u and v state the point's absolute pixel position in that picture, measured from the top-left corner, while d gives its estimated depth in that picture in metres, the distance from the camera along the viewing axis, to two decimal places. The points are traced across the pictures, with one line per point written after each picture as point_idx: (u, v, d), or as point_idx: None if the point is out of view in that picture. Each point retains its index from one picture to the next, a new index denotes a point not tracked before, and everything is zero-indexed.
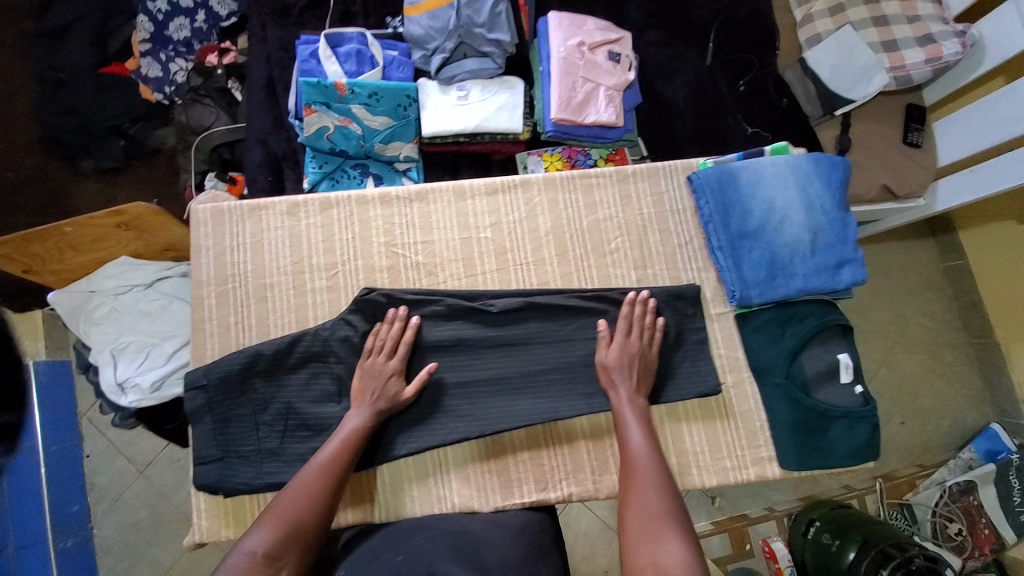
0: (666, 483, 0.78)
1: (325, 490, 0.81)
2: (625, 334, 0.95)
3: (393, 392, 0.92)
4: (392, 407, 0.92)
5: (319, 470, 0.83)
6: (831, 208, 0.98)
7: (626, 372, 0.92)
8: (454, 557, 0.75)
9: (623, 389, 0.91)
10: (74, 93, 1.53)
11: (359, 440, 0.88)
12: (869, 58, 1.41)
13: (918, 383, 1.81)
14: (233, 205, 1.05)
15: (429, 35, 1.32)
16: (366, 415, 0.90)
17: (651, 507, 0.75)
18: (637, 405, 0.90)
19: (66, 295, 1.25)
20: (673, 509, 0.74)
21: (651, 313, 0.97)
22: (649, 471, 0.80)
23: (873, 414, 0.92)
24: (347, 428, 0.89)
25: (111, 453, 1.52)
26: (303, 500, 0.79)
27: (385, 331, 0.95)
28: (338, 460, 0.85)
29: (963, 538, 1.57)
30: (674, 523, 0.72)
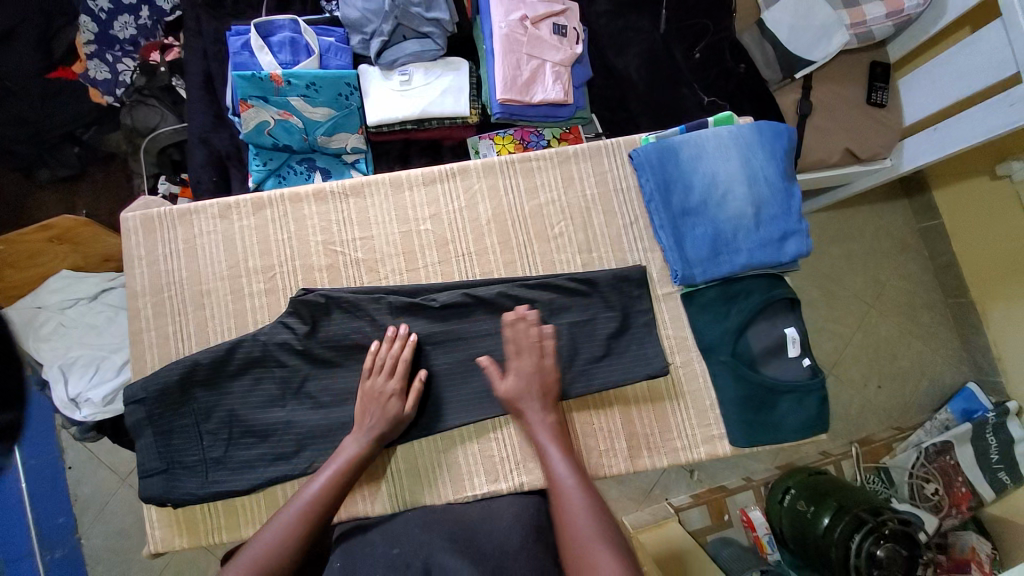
0: (597, 501, 0.80)
1: (305, 530, 0.80)
2: (518, 356, 0.92)
3: (395, 413, 0.90)
4: (393, 429, 0.91)
5: (306, 506, 0.82)
6: (774, 178, 0.98)
7: (530, 395, 0.90)
8: (450, 545, 0.79)
9: (532, 410, 0.90)
10: (21, 101, 1.43)
11: (355, 468, 0.87)
12: (827, 17, 1.35)
13: (895, 346, 1.75)
14: (163, 210, 1.02)
15: (366, 18, 1.25)
16: (365, 443, 0.89)
17: (585, 529, 0.77)
18: (548, 424, 0.89)
19: (17, 312, 1.23)
20: (607, 529, 0.77)
21: (536, 326, 0.93)
22: (575, 491, 0.81)
23: (821, 385, 0.95)
24: (345, 455, 0.88)
25: (92, 463, 1.45)
26: (283, 544, 0.78)
27: (384, 350, 0.93)
28: (329, 494, 0.84)
29: (939, 498, 1.50)
30: (608, 543, 0.75)
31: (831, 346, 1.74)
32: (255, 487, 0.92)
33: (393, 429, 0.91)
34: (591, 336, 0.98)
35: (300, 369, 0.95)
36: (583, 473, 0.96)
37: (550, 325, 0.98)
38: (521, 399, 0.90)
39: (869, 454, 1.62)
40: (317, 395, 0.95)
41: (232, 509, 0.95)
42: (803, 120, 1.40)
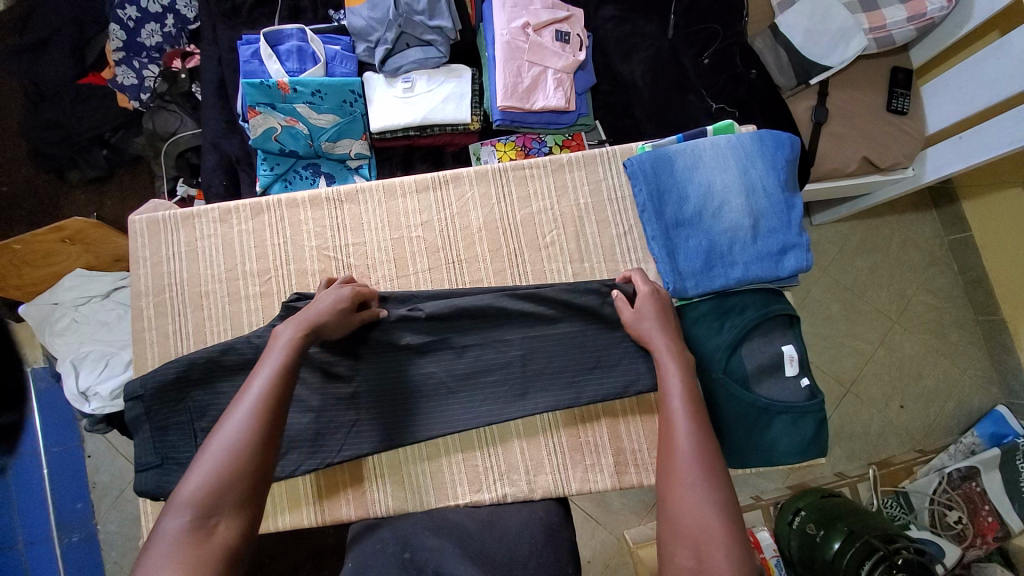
0: (711, 445, 0.73)
1: (258, 431, 0.70)
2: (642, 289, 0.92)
3: (335, 304, 0.85)
4: (331, 320, 0.84)
5: (255, 407, 0.71)
6: (773, 189, 0.98)
7: (660, 328, 0.88)
8: (459, 551, 0.80)
9: (661, 340, 0.86)
10: (55, 106, 1.51)
11: (294, 358, 0.78)
12: (845, 21, 1.29)
13: (919, 364, 1.65)
14: (168, 214, 1.06)
15: (371, 26, 1.27)
16: (298, 333, 0.80)
17: (690, 466, 0.70)
18: (677, 356, 0.84)
19: (34, 308, 1.30)
20: (715, 473, 0.70)
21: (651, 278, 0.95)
22: (684, 427, 0.74)
23: (818, 408, 0.93)
24: (280, 347, 0.78)
25: (111, 451, 1.50)
26: (234, 450, 0.68)
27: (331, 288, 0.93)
28: (276, 389, 0.74)
29: (963, 527, 1.40)
30: (713, 488, 0.68)
31: (852, 363, 1.63)
32: None
33: (326, 320, 0.83)
34: (584, 347, 0.97)
35: None
36: (568, 486, 0.97)
37: (537, 333, 0.97)
38: (645, 325, 0.89)
39: (887, 478, 1.52)
40: None
41: None
42: (819, 126, 1.33)
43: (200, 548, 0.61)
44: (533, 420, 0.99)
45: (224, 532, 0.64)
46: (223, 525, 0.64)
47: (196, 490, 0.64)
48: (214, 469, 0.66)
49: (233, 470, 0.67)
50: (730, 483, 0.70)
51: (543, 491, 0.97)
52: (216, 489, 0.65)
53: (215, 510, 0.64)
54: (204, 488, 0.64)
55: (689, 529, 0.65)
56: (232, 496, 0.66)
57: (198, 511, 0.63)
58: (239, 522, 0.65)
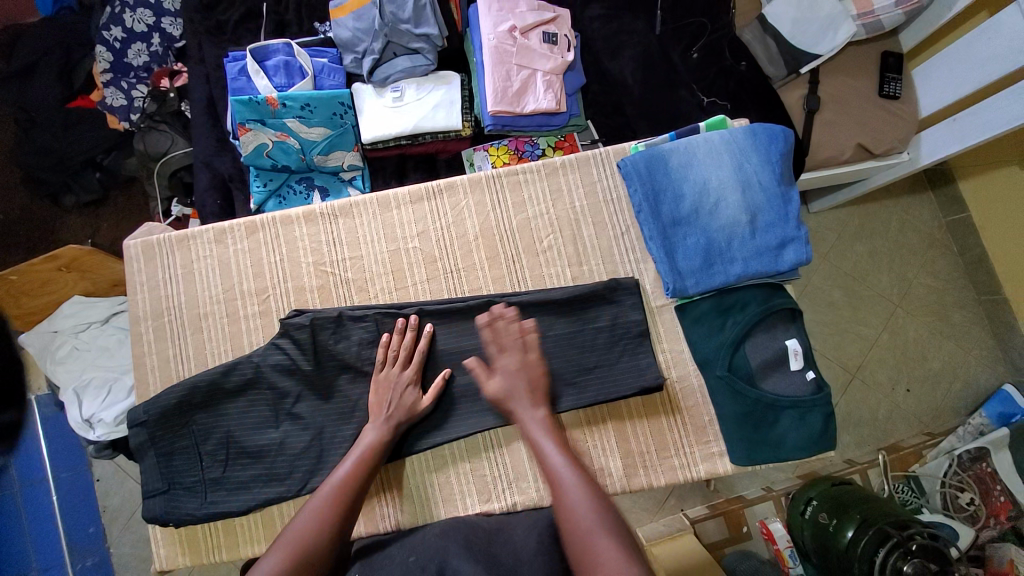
0: (596, 489, 0.75)
1: (334, 518, 0.79)
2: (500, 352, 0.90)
3: (410, 402, 0.92)
4: (411, 420, 0.92)
5: (334, 494, 0.82)
6: (769, 183, 0.97)
7: (518, 389, 0.87)
8: (467, 551, 0.81)
9: (524, 406, 0.86)
10: (45, 131, 1.50)
11: (376, 457, 0.88)
12: (832, 8, 1.28)
13: (924, 348, 1.65)
14: (162, 236, 1.05)
15: (358, 37, 1.26)
16: (383, 431, 0.89)
17: (585, 515, 0.72)
18: (539, 416, 0.85)
19: (36, 336, 1.30)
20: (605, 511, 0.73)
21: (515, 322, 0.92)
22: (569, 483, 0.76)
23: (825, 401, 0.92)
24: (364, 444, 0.88)
25: (119, 475, 1.49)
26: (313, 532, 0.76)
27: (396, 342, 0.94)
28: (354, 481, 0.84)
29: (976, 508, 1.38)
30: (609, 527, 0.71)
31: (856, 350, 1.62)
32: (250, 507, 0.93)
33: (410, 420, 0.92)
34: (586, 348, 0.96)
35: (296, 390, 0.96)
36: None
37: (537, 339, 0.97)
38: (512, 398, 0.87)
39: (897, 462, 1.52)
40: (308, 415, 0.96)
41: (231, 528, 0.97)
42: (811, 115, 1.32)
43: None
44: None
45: None
46: None
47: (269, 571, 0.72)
48: (289, 549, 0.74)
49: (313, 549, 0.75)
50: (621, 515, 0.73)
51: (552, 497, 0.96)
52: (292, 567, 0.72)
53: None
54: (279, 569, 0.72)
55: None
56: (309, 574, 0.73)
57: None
58: None
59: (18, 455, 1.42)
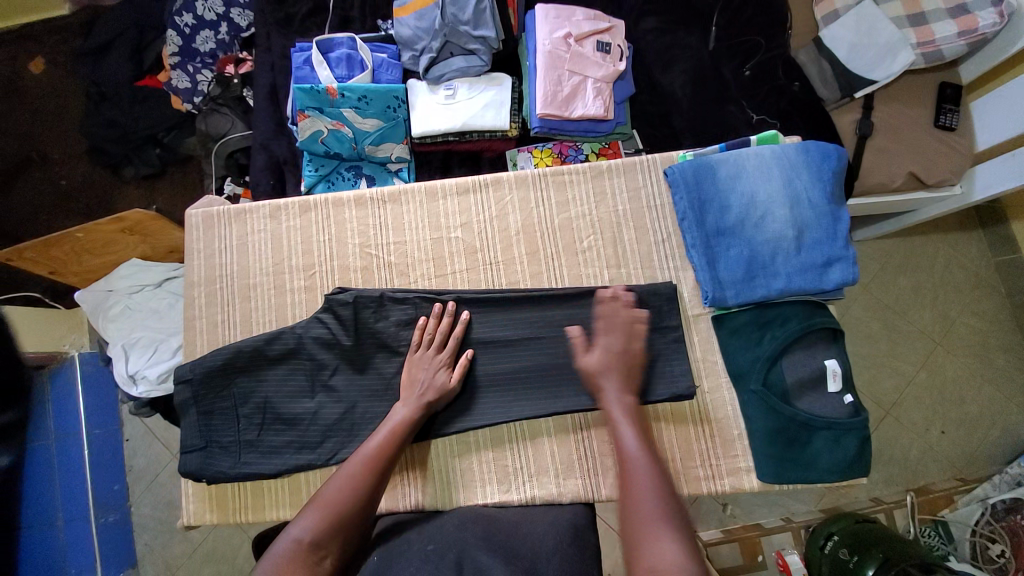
0: (664, 479, 0.76)
1: (366, 484, 0.82)
2: (606, 332, 0.92)
3: (442, 383, 0.93)
4: (441, 399, 0.93)
5: (363, 464, 0.84)
6: (818, 201, 0.97)
7: (612, 372, 0.88)
8: (486, 545, 0.81)
9: (609, 388, 0.87)
10: (115, 106, 1.61)
11: (407, 431, 0.89)
12: (891, 35, 1.27)
13: (962, 389, 1.58)
14: (222, 208, 1.11)
15: (418, 35, 1.30)
16: (413, 409, 0.91)
17: (650, 504, 0.72)
18: (626, 402, 0.86)
19: (90, 294, 1.37)
20: (670, 506, 0.73)
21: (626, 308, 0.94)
22: (641, 466, 0.77)
23: (861, 425, 0.90)
24: (395, 420, 0.90)
25: (148, 437, 1.58)
26: (347, 495, 0.80)
27: (432, 326, 0.97)
28: (387, 452, 0.86)
29: (1006, 561, 1.29)
30: (669, 522, 0.71)
31: (891, 385, 1.58)
32: (281, 471, 0.96)
33: (439, 400, 0.93)
34: None
35: (333, 364, 0.99)
36: (598, 492, 0.96)
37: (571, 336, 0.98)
38: (602, 376, 0.88)
39: (926, 505, 1.47)
40: (342, 390, 0.99)
41: (259, 491, 1.01)
42: (862, 141, 1.30)
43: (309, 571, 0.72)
44: (563, 422, 0.99)
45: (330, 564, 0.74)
46: (329, 558, 0.74)
47: (307, 532, 0.75)
48: (326, 508, 0.77)
49: (347, 510, 0.78)
50: (683, 514, 0.73)
51: (572, 495, 0.97)
52: (330, 525, 0.76)
53: (325, 545, 0.75)
54: (316, 529, 0.75)
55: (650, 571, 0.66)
56: (340, 532, 0.77)
57: (313, 539, 0.74)
58: (340, 555, 0.76)
59: (52, 408, 1.39)
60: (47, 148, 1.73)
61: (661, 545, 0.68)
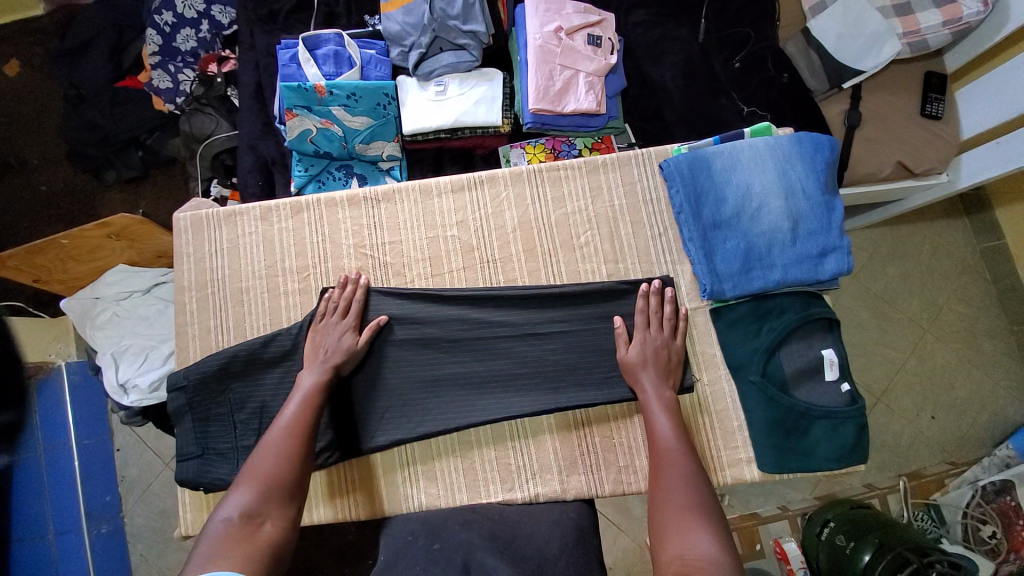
0: (698, 473, 0.81)
1: (293, 449, 0.82)
2: (645, 327, 0.95)
3: (346, 345, 0.94)
4: (350, 361, 0.94)
5: (286, 431, 0.84)
6: (812, 191, 0.97)
7: (649, 365, 0.92)
8: (492, 545, 0.83)
9: (647, 382, 0.91)
10: (94, 108, 1.57)
11: (322, 396, 0.90)
12: (878, 25, 1.28)
13: (951, 374, 1.61)
14: (212, 211, 1.09)
15: (406, 31, 1.29)
16: (322, 373, 0.91)
17: (681, 499, 0.77)
18: (665, 395, 0.90)
19: (77, 302, 1.34)
20: (702, 500, 0.77)
21: (670, 303, 0.97)
22: (678, 461, 0.82)
23: (859, 414, 0.92)
24: (305, 387, 0.89)
25: (139, 445, 1.55)
26: (275, 462, 0.80)
27: (337, 294, 0.99)
28: (305, 418, 0.86)
29: (997, 542, 1.33)
30: (703, 518, 0.75)
31: (882, 372, 1.60)
32: None
33: (349, 361, 0.94)
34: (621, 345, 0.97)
35: None
36: (601, 488, 0.97)
37: (570, 332, 0.99)
38: (638, 370, 0.92)
39: (918, 490, 1.49)
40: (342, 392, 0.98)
41: None
42: (852, 131, 1.31)
43: (249, 541, 0.71)
44: (566, 418, 0.99)
45: (269, 529, 0.74)
46: (269, 522, 0.75)
47: (238, 505, 0.74)
48: (253, 479, 0.78)
49: (277, 473, 0.79)
50: (716, 509, 0.77)
51: (575, 492, 0.96)
52: (260, 494, 0.76)
53: (262, 512, 0.75)
54: (246, 500, 0.75)
55: (677, 555, 0.71)
56: (276, 498, 0.77)
57: (245, 511, 0.74)
58: (282, 522, 0.76)
59: (41, 418, 1.35)
60: (25, 153, 1.68)
61: (691, 534, 0.73)
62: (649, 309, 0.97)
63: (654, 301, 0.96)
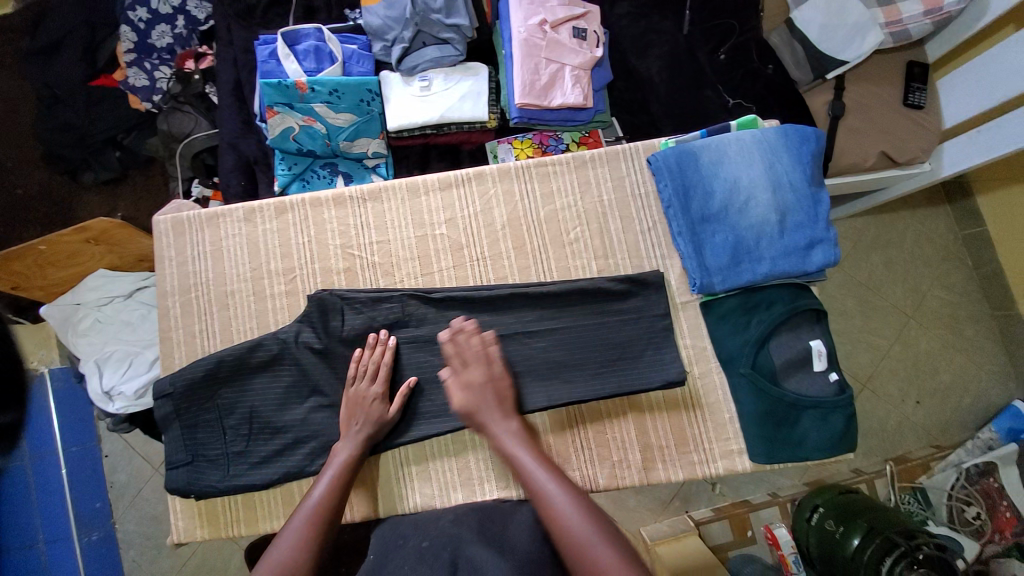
0: (583, 497, 0.78)
1: (315, 535, 0.80)
2: (462, 366, 0.90)
3: (376, 416, 0.91)
4: (381, 431, 0.92)
5: (311, 515, 0.82)
6: (800, 184, 0.98)
7: (486, 403, 0.88)
8: (478, 537, 0.81)
9: (495, 423, 0.86)
10: (69, 108, 1.52)
11: (351, 473, 0.88)
12: (861, 15, 1.28)
13: (934, 360, 1.65)
14: (192, 214, 1.06)
15: (387, 25, 1.26)
16: (354, 446, 0.90)
17: (586, 528, 0.74)
18: (512, 430, 0.86)
19: (56, 308, 1.31)
20: (600, 521, 0.75)
21: (478, 333, 0.93)
22: (558, 493, 0.78)
23: (848, 403, 0.93)
24: (336, 463, 0.88)
25: (127, 451, 1.52)
26: (296, 553, 0.78)
27: (367, 356, 0.95)
28: (331, 499, 0.84)
29: (981, 523, 1.38)
30: (609, 538, 0.74)
31: (867, 359, 1.63)
32: (271, 481, 0.94)
33: (380, 431, 0.92)
34: (612, 342, 0.98)
35: (319, 370, 0.97)
36: (595, 484, 0.97)
37: (561, 329, 0.98)
38: (480, 412, 0.88)
39: (904, 473, 1.49)
40: (332, 395, 0.97)
41: (251, 504, 0.98)
42: (835, 122, 1.32)
43: None
44: (559, 415, 0.98)
45: None
46: None
47: None
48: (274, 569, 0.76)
49: (296, 564, 0.77)
50: (607, 515, 0.77)
51: None
52: None
53: None
54: None
55: None
56: None
57: None
58: None
59: (28, 431, 1.34)
60: None
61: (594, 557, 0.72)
62: (466, 346, 0.92)
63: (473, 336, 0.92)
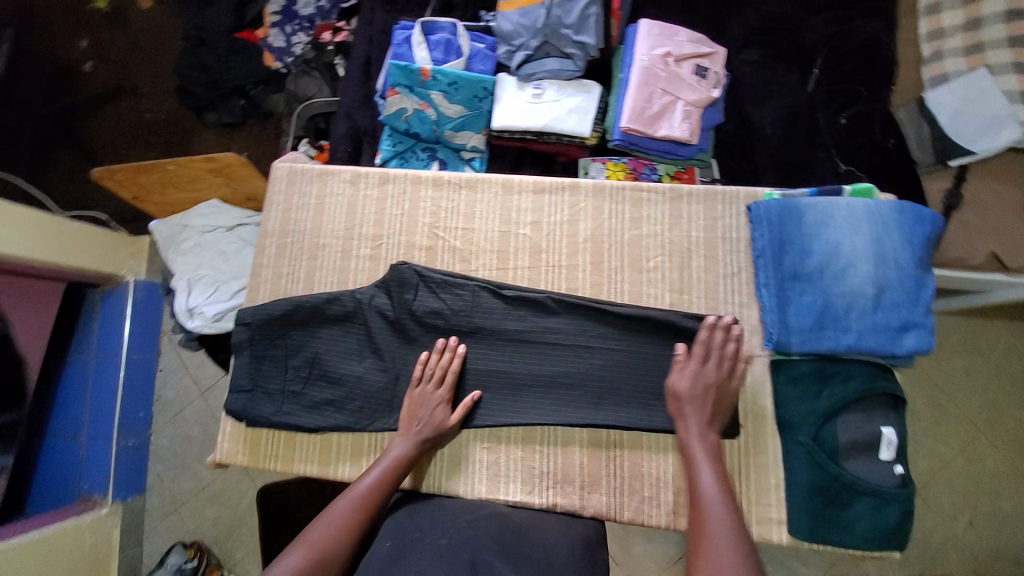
0: (738, 530, 0.79)
1: (359, 522, 0.83)
2: (702, 361, 0.93)
3: (438, 424, 0.95)
4: (438, 436, 0.95)
5: (359, 500, 0.86)
6: (906, 263, 0.93)
7: (699, 404, 0.91)
8: (498, 552, 0.80)
9: (693, 420, 0.90)
10: (211, 52, 1.69)
11: (401, 470, 0.91)
12: (1001, 108, 1.20)
13: (1002, 486, 1.50)
14: (307, 167, 1.16)
15: (518, 31, 1.32)
16: (411, 444, 0.93)
17: (723, 550, 0.77)
18: (707, 441, 0.89)
19: (166, 226, 1.45)
20: (743, 553, 0.77)
21: (733, 340, 0.94)
22: (714, 506, 0.82)
23: (908, 500, 0.87)
24: (391, 456, 0.92)
25: (180, 370, 1.63)
26: (341, 532, 0.81)
27: (435, 360, 0.98)
28: (379, 491, 0.88)
29: None
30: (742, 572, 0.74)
31: (926, 466, 1.51)
32: (322, 427, 1.00)
33: (436, 437, 0.95)
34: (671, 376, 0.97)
35: (385, 335, 1.02)
36: (620, 513, 0.96)
37: (618, 351, 0.98)
38: (687, 405, 0.91)
39: None
40: (388, 358, 1.02)
41: (292, 442, 1.04)
42: (949, 212, 1.25)
43: None
44: (598, 435, 0.98)
45: None
46: None
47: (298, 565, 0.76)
48: (319, 541, 0.80)
49: (337, 546, 0.80)
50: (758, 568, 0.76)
51: (592, 510, 0.96)
52: (320, 562, 0.78)
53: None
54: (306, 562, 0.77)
55: None
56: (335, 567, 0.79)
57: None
58: None
59: (99, 332, 1.49)
60: (139, 81, 1.82)
61: None
62: (711, 343, 0.93)
63: (720, 335, 0.93)
